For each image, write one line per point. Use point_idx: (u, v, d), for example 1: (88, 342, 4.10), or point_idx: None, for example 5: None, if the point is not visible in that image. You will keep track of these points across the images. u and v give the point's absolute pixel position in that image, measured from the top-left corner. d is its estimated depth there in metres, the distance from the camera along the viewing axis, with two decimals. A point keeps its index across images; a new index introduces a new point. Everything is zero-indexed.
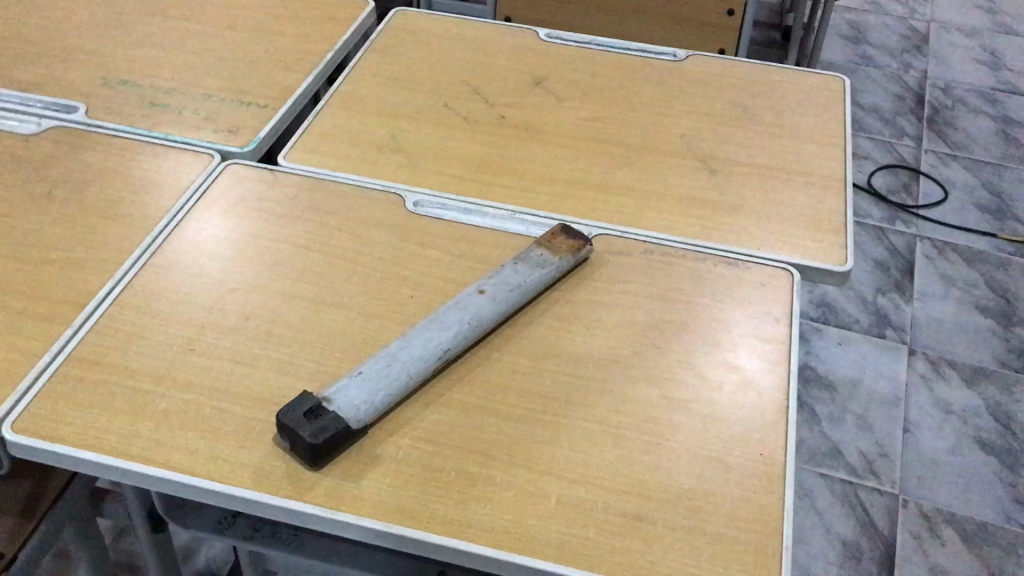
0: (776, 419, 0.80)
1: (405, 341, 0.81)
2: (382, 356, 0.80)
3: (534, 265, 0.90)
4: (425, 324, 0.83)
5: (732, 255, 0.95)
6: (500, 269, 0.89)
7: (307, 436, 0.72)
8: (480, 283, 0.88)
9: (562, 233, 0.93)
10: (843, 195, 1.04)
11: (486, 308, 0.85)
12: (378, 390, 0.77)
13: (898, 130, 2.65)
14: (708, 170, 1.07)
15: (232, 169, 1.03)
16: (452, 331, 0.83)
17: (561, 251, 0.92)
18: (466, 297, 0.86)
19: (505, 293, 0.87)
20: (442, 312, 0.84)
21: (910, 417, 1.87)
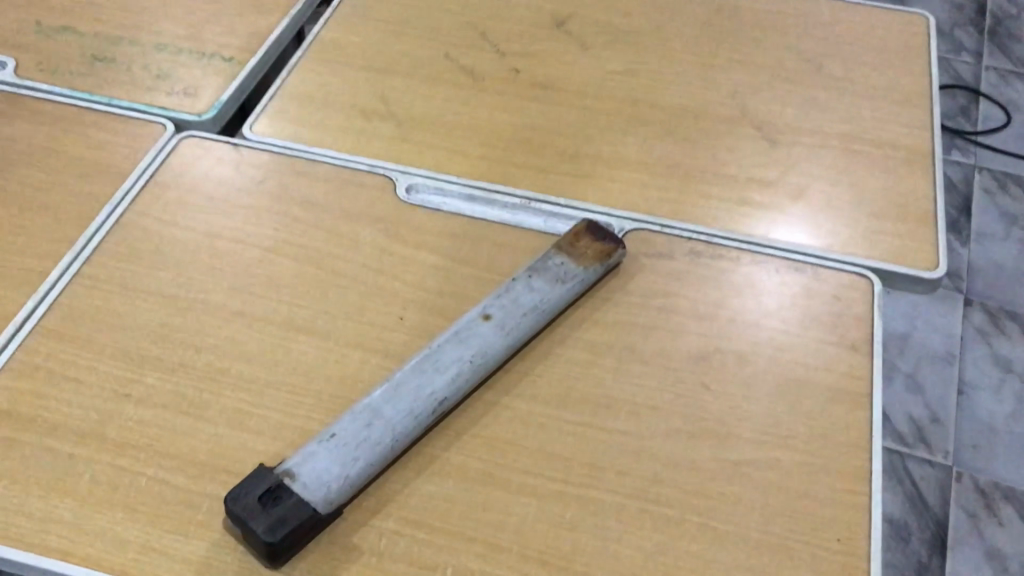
0: (857, 490, 0.64)
1: (391, 388, 0.65)
2: (361, 410, 0.63)
3: (554, 278, 0.72)
4: (417, 365, 0.66)
5: (796, 259, 0.78)
6: (511, 283, 0.72)
7: (263, 534, 0.57)
8: (485, 303, 0.71)
9: (587, 234, 0.76)
10: (931, 173, 0.85)
11: (493, 339, 0.68)
12: (356, 460, 0.61)
13: (955, 45, 2.41)
14: (766, 141, 0.88)
15: (187, 142, 0.85)
16: (451, 374, 0.66)
17: (588, 258, 0.74)
18: (468, 323, 0.69)
19: (518, 318, 0.70)
20: (438, 347, 0.67)
21: (966, 378, 1.70)
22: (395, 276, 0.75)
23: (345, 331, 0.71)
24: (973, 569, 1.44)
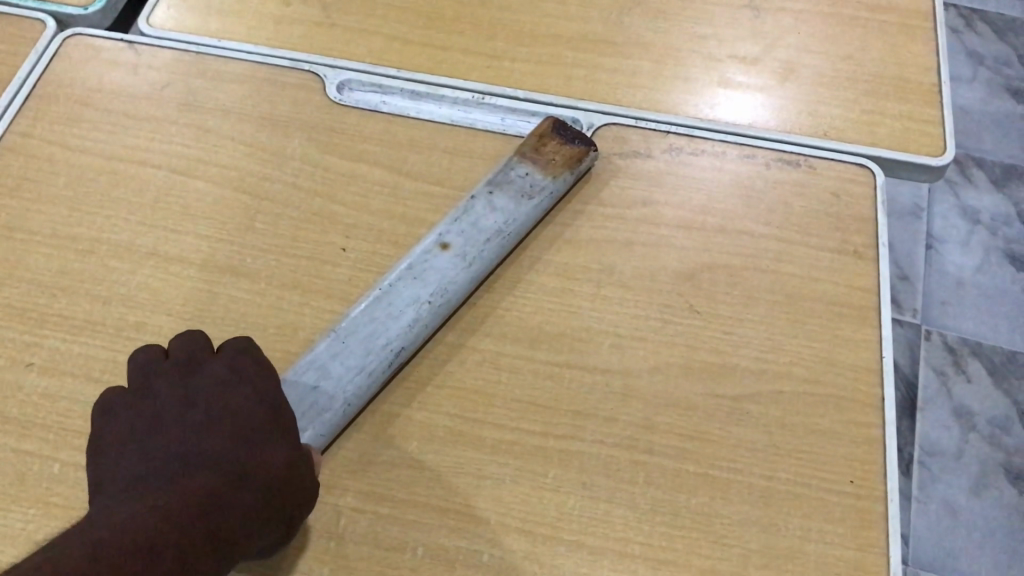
0: (869, 421, 0.57)
1: (338, 341, 0.57)
2: (306, 368, 0.56)
3: (519, 194, 0.63)
4: (366, 310, 0.58)
5: (790, 149, 0.69)
6: (470, 202, 0.63)
7: None
8: (441, 227, 0.62)
9: (553, 134, 0.66)
10: (934, 40, 0.76)
11: (453, 271, 0.60)
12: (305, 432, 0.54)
13: None
14: (749, 10, 0.78)
15: (71, 41, 0.72)
16: (407, 319, 0.58)
17: (556, 167, 0.65)
18: (424, 255, 0.61)
19: (480, 245, 0.61)
20: (390, 284, 0.59)
21: (933, 231, 1.58)
22: (332, 198, 0.65)
23: (280, 269, 0.61)
24: (942, 428, 1.37)
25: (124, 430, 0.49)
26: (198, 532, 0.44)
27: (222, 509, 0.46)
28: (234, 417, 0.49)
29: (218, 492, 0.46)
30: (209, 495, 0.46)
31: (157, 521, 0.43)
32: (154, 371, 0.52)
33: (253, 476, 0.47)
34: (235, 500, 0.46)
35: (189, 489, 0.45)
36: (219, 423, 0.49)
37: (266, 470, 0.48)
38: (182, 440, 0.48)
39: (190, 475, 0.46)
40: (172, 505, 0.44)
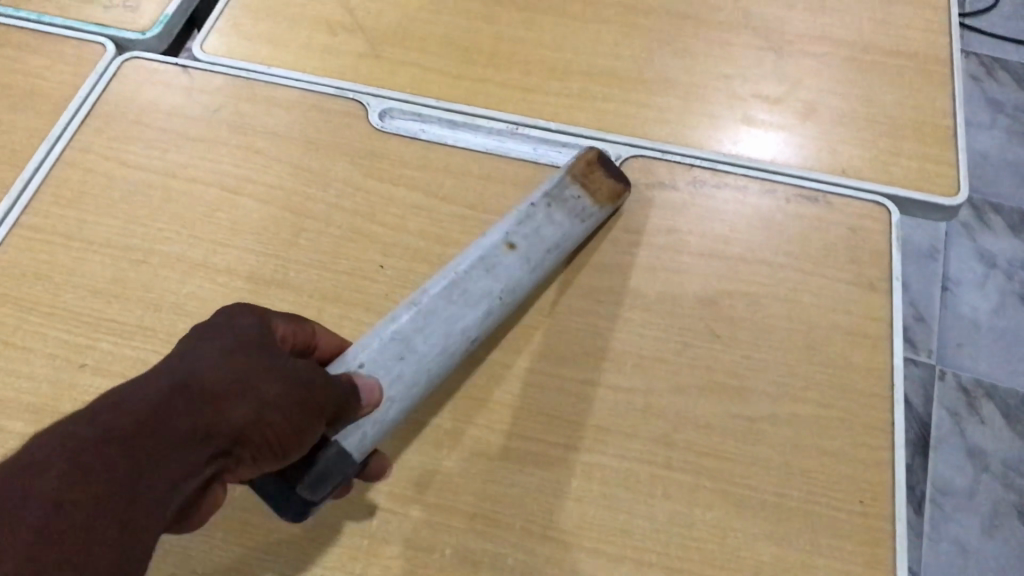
0: (879, 445, 0.59)
1: (420, 319, 0.57)
2: (391, 340, 0.56)
3: (573, 212, 0.65)
4: (447, 294, 0.59)
5: (809, 185, 0.72)
6: (529, 210, 0.64)
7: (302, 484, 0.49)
8: (504, 226, 0.63)
9: (597, 163, 0.68)
10: (949, 85, 0.79)
11: (520, 273, 0.62)
12: (389, 405, 0.54)
13: None
14: (772, 52, 0.81)
15: (128, 65, 0.76)
16: (482, 313, 0.60)
17: (603, 195, 0.67)
18: (495, 251, 0.62)
19: (541, 253, 0.63)
20: (467, 273, 0.60)
21: (949, 274, 1.60)
22: (371, 218, 0.68)
23: (321, 283, 0.65)
24: (955, 467, 1.38)
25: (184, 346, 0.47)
26: (184, 461, 0.42)
27: (215, 440, 0.43)
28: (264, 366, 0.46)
29: (220, 419, 0.43)
30: (211, 424, 0.43)
31: (146, 437, 0.41)
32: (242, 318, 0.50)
33: (265, 415, 0.45)
34: (234, 431, 0.44)
35: (190, 411, 0.42)
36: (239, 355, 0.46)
37: (261, 432, 0.44)
38: (209, 363, 0.45)
39: (188, 397, 0.43)
40: (136, 416, 0.41)
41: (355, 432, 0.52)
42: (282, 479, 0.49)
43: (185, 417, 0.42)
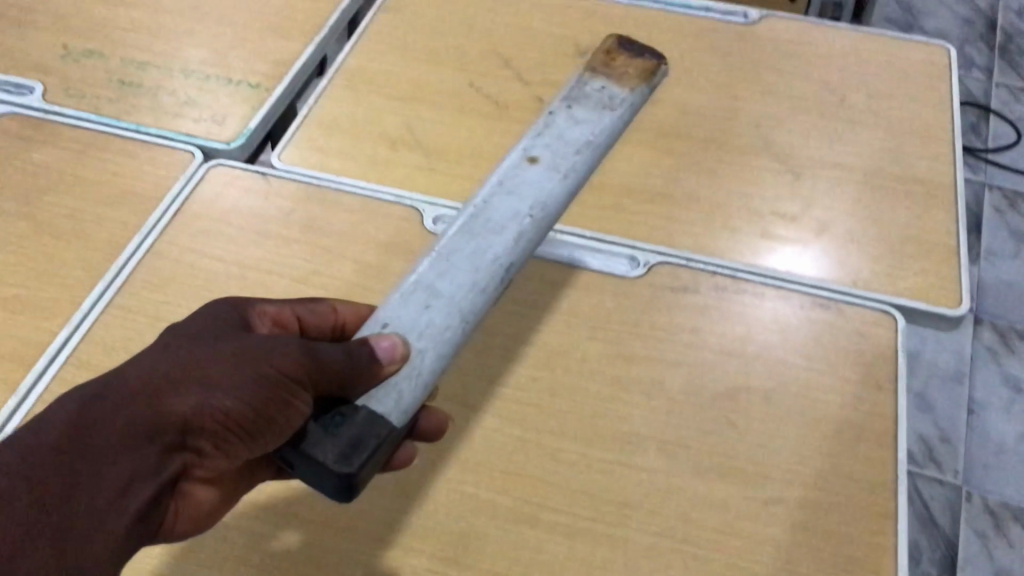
0: (883, 531, 0.64)
1: (442, 261, 0.59)
2: (415, 293, 0.58)
3: (597, 107, 0.70)
4: (468, 229, 0.61)
5: (822, 293, 0.79)
6: (551, 118, 0.69)
7: (333, 461, 0.48)
8: (526, 146, 0.67)
9: (620, 51, 0.75)
10: (954, 208, 0.86)
11: (550, 183, 0.65)
12: (422, 353, 0.55)
13: (965, 59, 2.27)
14: (790, 175, 0.89)
15: (214, 171, 0.86)
16: (511, 236, 0.61)
17: (631, 78, 0.73)
18: (517, 168, 0.66)
19: (570, 157, 0.67)
20: (486, 207, 0.63)
21: (976, 397, 1.63)
22: None
23: None
24: None
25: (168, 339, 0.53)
26: (127, 457, 0.47)
27: (162, 434, 0.49)
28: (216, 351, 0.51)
29: (163, 414, 0.48)
30: (154, 421, 0.48)
31: (78, 444, 0.47)
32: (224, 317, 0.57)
33: (210, 402, 0.49)
34: (182, 423, 0.49)
35: (129, 411, 0.48)
36: (192, 350, 0.51)
37: (206, 407, 0.49)
38: (168, 354, 0.51)
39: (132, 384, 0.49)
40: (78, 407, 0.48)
41: (391, 395, 0.53)
42: (321, 462, 0.49)
43: (122, 419, 0.48)
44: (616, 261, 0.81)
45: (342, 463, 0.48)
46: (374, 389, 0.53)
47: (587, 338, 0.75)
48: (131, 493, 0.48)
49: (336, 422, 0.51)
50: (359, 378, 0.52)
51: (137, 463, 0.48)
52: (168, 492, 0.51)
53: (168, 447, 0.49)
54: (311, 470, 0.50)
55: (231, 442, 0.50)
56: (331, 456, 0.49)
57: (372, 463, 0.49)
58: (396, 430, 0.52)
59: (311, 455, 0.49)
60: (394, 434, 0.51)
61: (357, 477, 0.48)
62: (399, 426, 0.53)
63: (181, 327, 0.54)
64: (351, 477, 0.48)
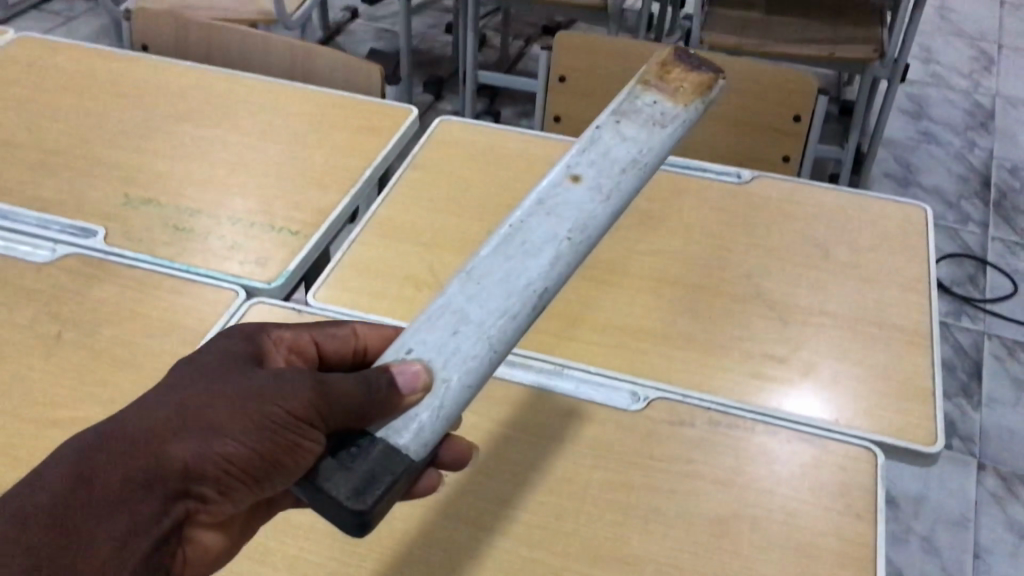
0: None
1: (476, 287, 0.64)
2: (446, 320, 0.62)
3: (648, 122, 0.75)
4: (504, 251, 0.66)
5: (807, 429, 0.86)
6: (596, 135, 0.74)
7: (345, 498, 0.52)
8: (570, 162, 0.72)
9: (673, 70, 0.79)
10: (929, 353, 0.94)
11: (591, 202, 0.69)
12: (448, 385, 0.59)
13: (962, 214, 2.38)
14: (779, 319, 0.97)
15: (255, 308, 0.95)
16: (545, 258, 0.66)
17: (687, 93, 0.77)
18: (559, 185, 0.70)
19: (614, 175, 0.71)
20: (523, 230, 0.67)
21: (981, 542, 1.64)
22: None
23: None
24: None
25: (171, 382, 0.58)
26: (132, 504, 0.53)
27: (163, 482, 0.54)
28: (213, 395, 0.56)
29: (163, 463, 0.54)
30: (155, 469, 0.54)
31: (77, 495, 0.52)
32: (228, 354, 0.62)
33: (212, 446, 0.54)
34: (183, 469, 0.54)
35: (130, 462, 0.53)
36: (200, 390, 0.56)
37: (205, 452, 0.54)
38: (170, 402, 0.56)
39: (135, 435, 0.54)
40: (84, 460, 0.53)
41: (412, 425, 0.57)
42: (336, 499, 0.53)
43: (123, 469, 0.53)
44: (618, 394, 0.88)
45: (357, 499, 0.52)
46: (395, 420, 0.57)
47: (589, 465, 0.82)
48: (134, 544, 0.53)
49: (354, 460, 0.55)
50: (376, 410, 0.56)
51: (138, 514, 0.53)
52: (172, 535, 0.56)
53: (170, 493, 0.54)
54: (326, 507, 0.53)
55: (231, 482, 0.56)
56: (344, 492, 0.53)
57: (385, 500, 0.53)
58: (414, 463, 0.56)
59: (328, 491, 0.53)
60: (409, 467, 0.55)
61: (370, 514, 0.52)
62: (418, 456, 0.57)
63: (197, 359, 0.60)
64: (364, 514, 0.52)
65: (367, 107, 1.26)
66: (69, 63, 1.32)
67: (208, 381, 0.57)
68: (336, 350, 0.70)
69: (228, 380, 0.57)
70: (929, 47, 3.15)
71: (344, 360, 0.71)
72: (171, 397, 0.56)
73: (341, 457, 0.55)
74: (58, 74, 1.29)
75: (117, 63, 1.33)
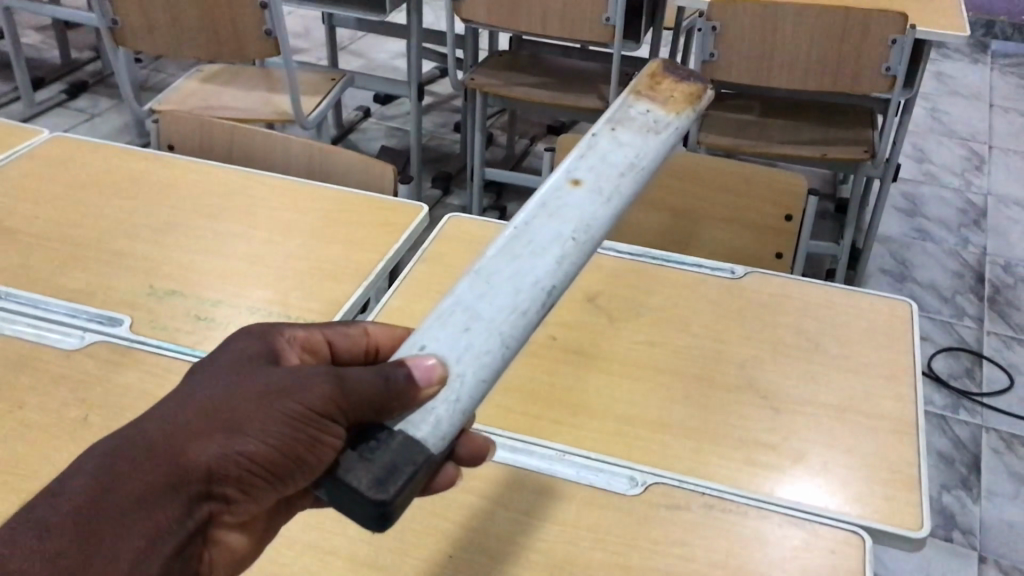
0: None
1: (486, 286, 0.68)
2: (459, 316, 0.66)
3: (643, 128, 0.82)
4: (511, 252, 0.70)
5: (798, 514, 0.90)
6: (593, 143, 0.80)
7: (367, 488, 0.55)
8: (570, 170, 0.78)
9: (663, 82, 0.87)
10: (915, 443, 0.98)
11: (592, 204, 0.75)
12: (462, 377, 0.63)
13: (958, 309, 2.43)
14: (771, 409, 1.02)
15: None
16: (553, 257, 0.70)
17: (678, 101, 0.85)
18: (561, 190, 0.76)
19: (614, 178, 0.77)
20: (530, 231, 0.72)
21: None
22: (447, 518, 0.87)
23: (405, 567, 0.83)
24: None
25: (192, 388, 0.65)
26: (160, 505, 0.60)
27: (187, 482, 0.61)
28: (231, 400, 0.63)
29: (188, 465, 0.61)
30: (179, 471, 0.60)
31: (104, 500, 0.59)
32: (243, 359, 0.69)
33: (233, 447, 0.61)
34: (207, 470, 0.61)
35: (155, 466, 0.60)
36: (221, 395, 0.63)
37: (225, 454, 0.61)
38: (192, 408, 0.63)
39: (160, 440, 0.61)
40: (113, 465, 0.60)
41: (429, 418, 0.61)
42: (358, 490, 0.56)
43: (149, 473, 0.60)
44: (617, 480, 0.92)
45: (378, 490, 0.55)
46: (413, 414, 0.61)
47: (589, 547, 0.85)
48: (160, 543, 0.60)
49: (374, 453, 0.58)
50: (395, 404, 0.60)
51: (165, 514, 0.60)
52: (198, 533, 0.63)
53: (195, 494, 0.61)
54: (350, 500, 0.57)
55: (250, 479, 0.62)
56: (366, 483, 0.56)
57: (405, 492, 0.56)
58: (433, 456, 0.59)
59: (350, 483, 0.56)
60: (428, 459, 0.58)
61: (391, 504, 0.55)
62: (436, 450, 0.60)
63: (219, 366, 0.67)
64: (385, 504, 0.55)
65: (380, 204, 1.33)
66: (99, 162, 1.40)
67: (229, 387, 0.64)
68: (348, 348, 0.77)
69: (247, 384, 0.64)
70: (922, 147, 3.25)
71: (356, 358, 0.77)
72: (194, 403, 0.63)
73: (361, 450, 0.59)
74: (89, 171, 1.37)
75: (145, 161, 1.41)
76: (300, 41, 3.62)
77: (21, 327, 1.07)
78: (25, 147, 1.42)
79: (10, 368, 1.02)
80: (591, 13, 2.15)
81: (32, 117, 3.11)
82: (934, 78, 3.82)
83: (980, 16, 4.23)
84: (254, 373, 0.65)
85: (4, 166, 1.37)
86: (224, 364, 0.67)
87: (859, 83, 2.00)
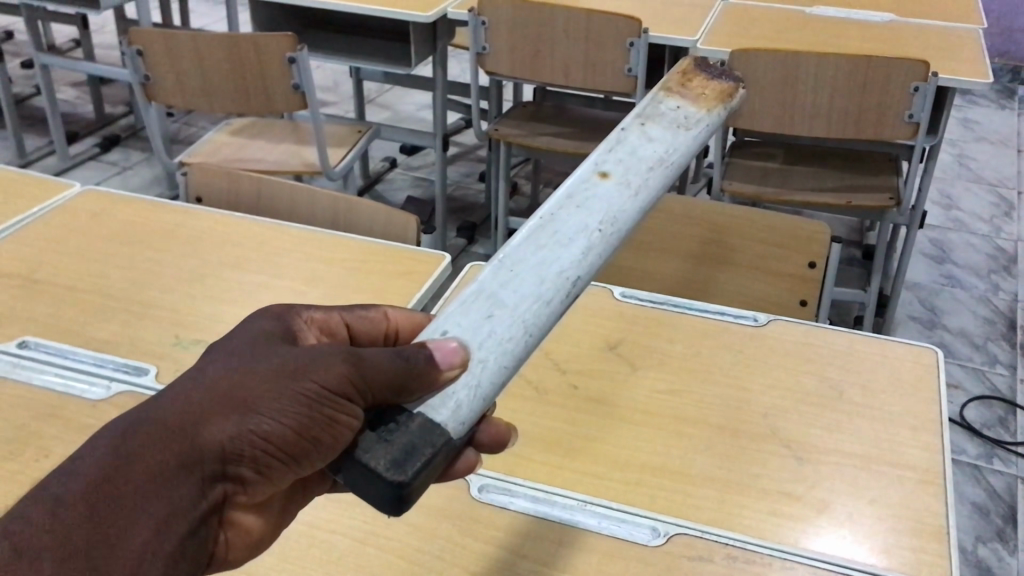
0: None
1: (509, 276, 0.70)
2: (484, 305, 0.69)
3: (672, 125, 0.81)
4: (536, 242, 0.73)
5: (823, 566, 0.88)
6: (624, 135, 0.81)
7: (385, 470, 0.59)
8: (599, 162, 0.78)
9: (699, 79, 0.87)
10: (943, 493, 0.96)
11: (620, 196, 0.75)
12: (483, 365, 0.65)
13: (990, 356, 2.40)
14: (794, 458, 1.01)
15: None
16: (577, 247, 0.72)
17: (709, 98, 0.84)
18: (589, 183, 0.76)
19: (642, 172, 0.77)
20: (555, 222, 0.74)
21: None
22: (464, 570, 0.87)
23: None
24: None
25: (204, 365, 0.68)
26: (176, 485, 0.63)
27: (202, 462, 0.64)
28: (241, 379, 0.66)
29: (202, 448, 0.64)
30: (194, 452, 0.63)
31: (113, 483, 0.61)
32: (251, 337, 0.71)
33: (248, 428, 0.64)
34: (221, 450, 0.64)
35: (170, 446, 0.63)
36: (235, 374, 0.66)
37: (238, 431, 0.64)
38: (201, 389, 0.66)
39: (171, 421, 0.64)
40: (125, 447, 0.62)
41: (450, 402, 0.63)
42: (376, 472, 0.59)
43: (164, 453, 0.63)
44: (639, 530, 0.91)
45: (395, 472, 0.58)
46: (433, 397, 0.63)
47: None
48: (173, 524, 0.62)
49: (393, 435, 0.61)
50: (415, 386, 0.63)
51: (180, 495, 0.63)
52: (213, 513, 0.66)
53: (210, 475, 0.64)
54: (367, 480, 0.60)
55: (266, 458, 0.65)
56: (384, 466, 0.59)
57: (422, 475, 0.59)
58: (452, 440, 0.62)
59: (368, 464, 0.60)
60: (448, 445, 0.61)
61: (408, 487, 0.58)
62: (456, 435, 0.62)
63: (234, 345, 0.70)
64: (402, 486, 0.58)
65: (403, 253, 1.34)
66: (128, 214, 1.43)
67: (243, 365, 0.67)
68: (367, 332, 0.82)
69: (262, 363, 0.67)
70: (950, 194, 3.23)
71: (375, 341, 0.82)
72: (203, 384, 0.66)
73: (380, 432, 0.62)
74: (117, 224, 1.40)
75: (173, 214, 1.43)
76: (328, 95, 3.68)
77: (50, 377, 1.09)
78: (57, 202, 1.45)
79: (37, 418, 1.03)
80: (613, 64, 2.17)
81: (66, 170, 3.18)
82: (961, 125, 3.81)
83: (1007, 63, 4.23)
84: (268, 353, 0.68)
85: (36, 219, 1.40)
86: (240, 345, 0.70)
87: (882, 129, 2.00)
